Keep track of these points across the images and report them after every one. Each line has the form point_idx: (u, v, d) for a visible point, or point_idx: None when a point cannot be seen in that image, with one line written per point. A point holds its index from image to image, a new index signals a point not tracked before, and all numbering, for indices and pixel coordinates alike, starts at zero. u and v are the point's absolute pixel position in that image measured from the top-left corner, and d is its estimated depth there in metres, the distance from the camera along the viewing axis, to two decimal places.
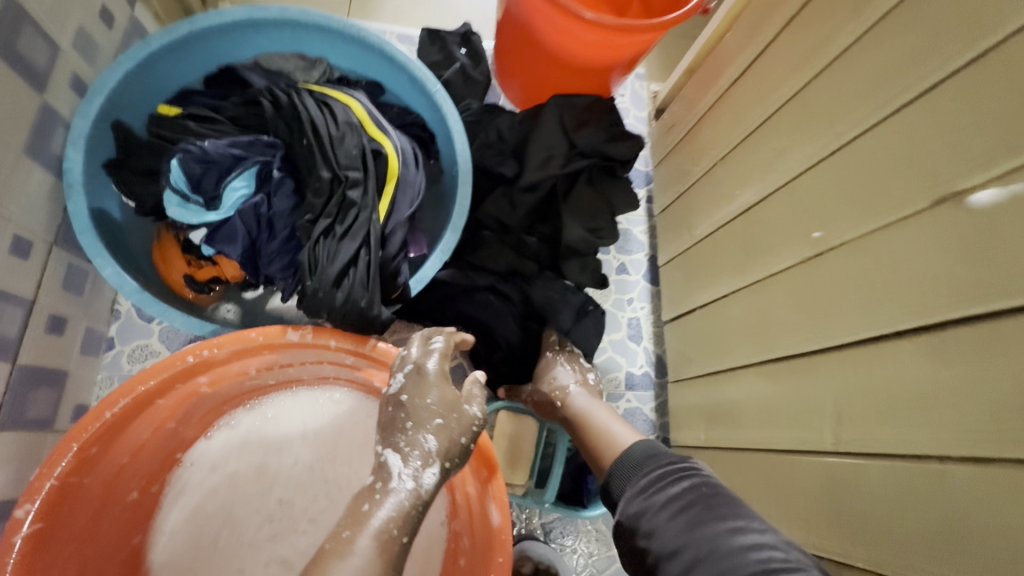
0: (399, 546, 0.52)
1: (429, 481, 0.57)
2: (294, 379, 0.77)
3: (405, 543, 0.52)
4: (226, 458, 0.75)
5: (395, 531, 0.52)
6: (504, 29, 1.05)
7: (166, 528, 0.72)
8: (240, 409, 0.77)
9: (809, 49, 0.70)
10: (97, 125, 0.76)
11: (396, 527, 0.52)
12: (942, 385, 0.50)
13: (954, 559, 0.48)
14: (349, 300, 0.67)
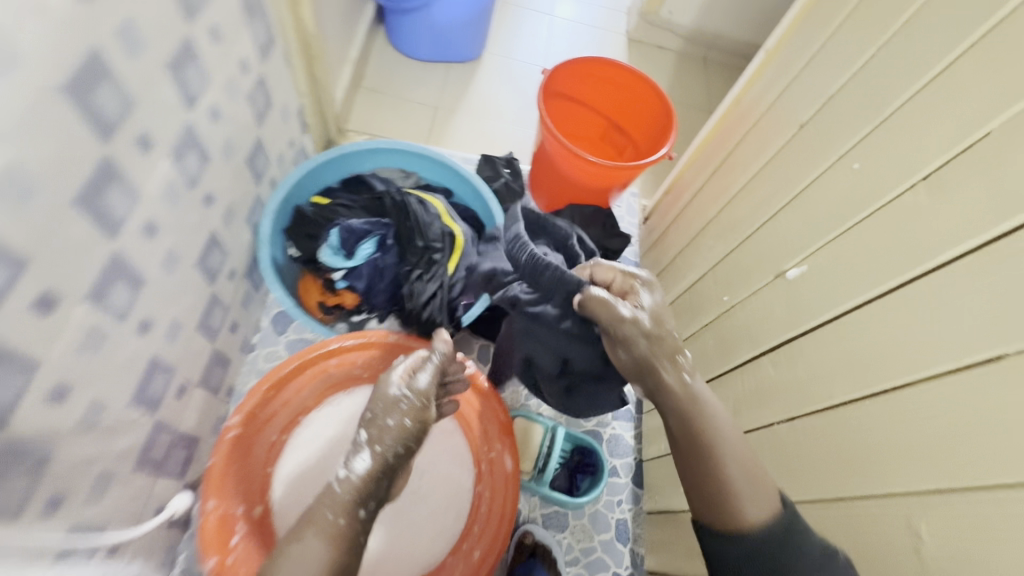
0: (336, 523, 0.73)
1: (360, 467, 0.77)
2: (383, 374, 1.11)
3: (340, 521, 0.73)
4: (333, 425, 1.06)
5: (333, 515, 0.73)
6: (537, 159, 1.54)
7: (287, 469, 1.01)
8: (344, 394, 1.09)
9: (724, 187, 1.14)
10: (280, 206, 1.21)
11: (334, 512, 0.74)
12: (782, 380, 0.85)
13: (797, 482, 0.80)
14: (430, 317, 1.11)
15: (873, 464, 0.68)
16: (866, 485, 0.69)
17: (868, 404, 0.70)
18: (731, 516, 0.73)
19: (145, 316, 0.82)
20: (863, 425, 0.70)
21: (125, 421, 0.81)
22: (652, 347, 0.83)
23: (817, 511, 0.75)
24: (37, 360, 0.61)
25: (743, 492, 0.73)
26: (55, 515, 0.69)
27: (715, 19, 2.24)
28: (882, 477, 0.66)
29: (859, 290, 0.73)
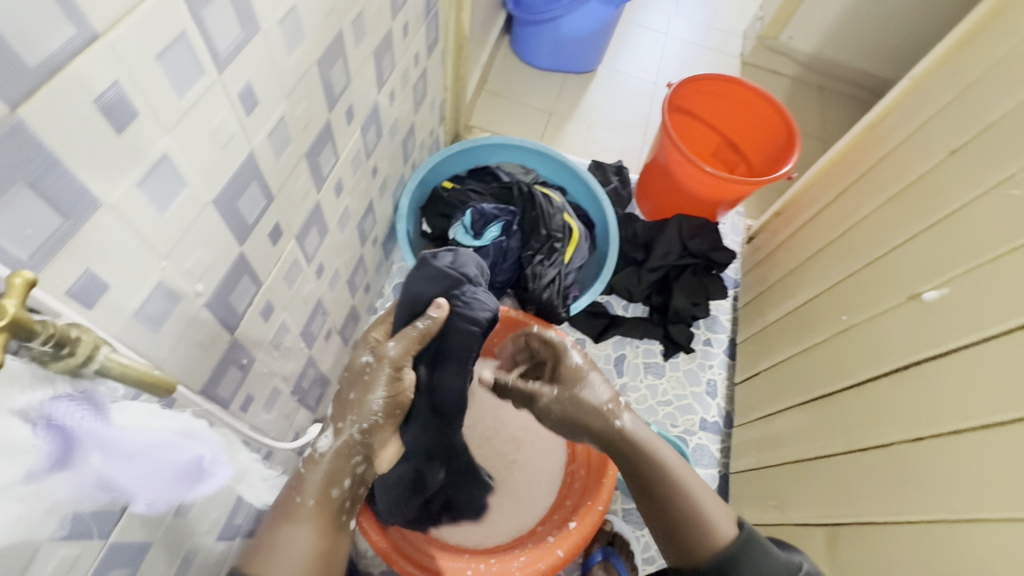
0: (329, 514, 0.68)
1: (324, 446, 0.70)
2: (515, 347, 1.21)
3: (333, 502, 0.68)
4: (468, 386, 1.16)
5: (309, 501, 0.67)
6: (648, 168, 1.59)
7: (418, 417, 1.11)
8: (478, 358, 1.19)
9: (852, 209, 1.13)
10: (418, 186, 1.34)
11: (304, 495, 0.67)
12: (902, 400, 0.84)
13: (900, 498, 0.79)
14: (549, 300, 1.20)
15: (994, 487, 0.66)
16: (984, 508, 0.67)
17: (1001, 428, 0.68)
18: (697, 541, 0.72)
19: (320, 263, 0.95)
20: (993, 449, 0.68)
21: (293, 349, 0.95)
22: (573, 396, 0.84)
23: (892, 546, 0.79)
24: (262, 280, 0.75)
25: (707, 513, 0.73)
26: (244, 414, 0.82)
27: (840, 47, 2.19)
28: (1001, 500, 0.65)
29: (1004, 314, 0.72)
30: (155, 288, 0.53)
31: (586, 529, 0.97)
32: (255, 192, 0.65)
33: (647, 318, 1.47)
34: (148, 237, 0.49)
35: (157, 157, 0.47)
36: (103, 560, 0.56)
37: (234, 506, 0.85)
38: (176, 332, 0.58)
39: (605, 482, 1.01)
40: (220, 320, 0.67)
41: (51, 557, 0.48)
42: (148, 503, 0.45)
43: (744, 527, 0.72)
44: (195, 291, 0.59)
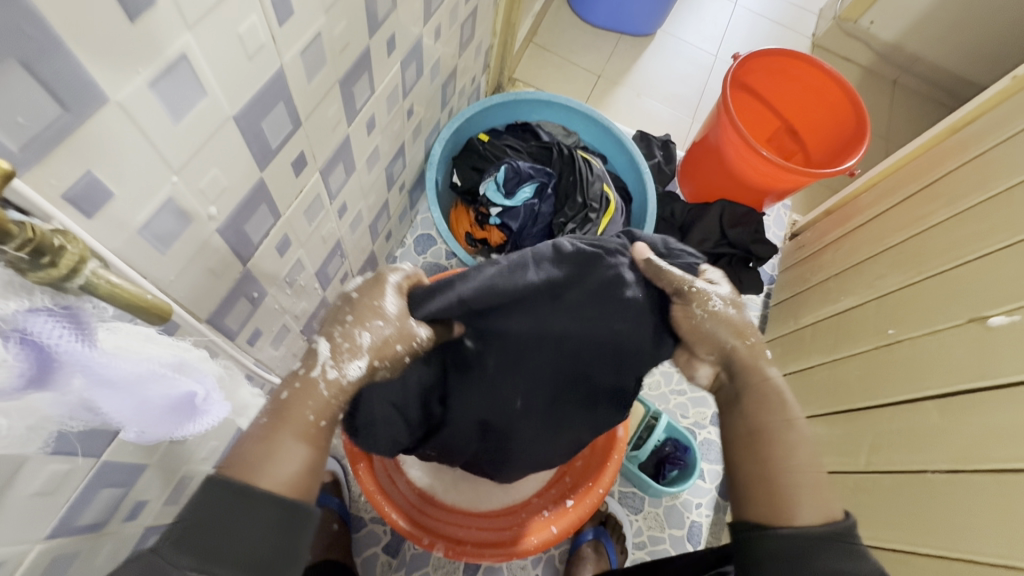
0: (315, 429, 0.54)
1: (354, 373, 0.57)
2: None
3: (320, 428, 0.54)
4: None
5: (315, 417, 0.54)
6: (697, 145, 1.48)
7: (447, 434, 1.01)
8: None
9: (917, 217, 1.04)
10: (452, 135, 1.27)
11: (315, 412, 0.54)
12: (944, 428, 0.78)
13: (930, 531, 0.75)
14: None
15: None
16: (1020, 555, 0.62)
17: None
18: (796, 507, 0.56)
19: (343, 202, 0.90)
20: None
21: (307, 289, 0.91)
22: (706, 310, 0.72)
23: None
24: (281, 212, 0.70)
25: (808, 485, 0.58)
26: (250, 347, 0.79)
27: (925, 38, 1.99)
28: None
29: None
30: (164, 205, 0.48)
31: (584, 510, 0.95)
32: (281, 115, 0.60)
33: None
34: (160, 148, 0.45)
35: (176, 57, 0.42)
36: (94, 479, 0.54)
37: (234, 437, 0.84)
38: (186, 256, 0.55)
39: (609, 465, 0.98)
40: (233, 248, 0.63)
41: (38, 472, 0.47)
42: (138, 434, 0.42)
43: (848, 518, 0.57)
44: (208, 214, 0.55)
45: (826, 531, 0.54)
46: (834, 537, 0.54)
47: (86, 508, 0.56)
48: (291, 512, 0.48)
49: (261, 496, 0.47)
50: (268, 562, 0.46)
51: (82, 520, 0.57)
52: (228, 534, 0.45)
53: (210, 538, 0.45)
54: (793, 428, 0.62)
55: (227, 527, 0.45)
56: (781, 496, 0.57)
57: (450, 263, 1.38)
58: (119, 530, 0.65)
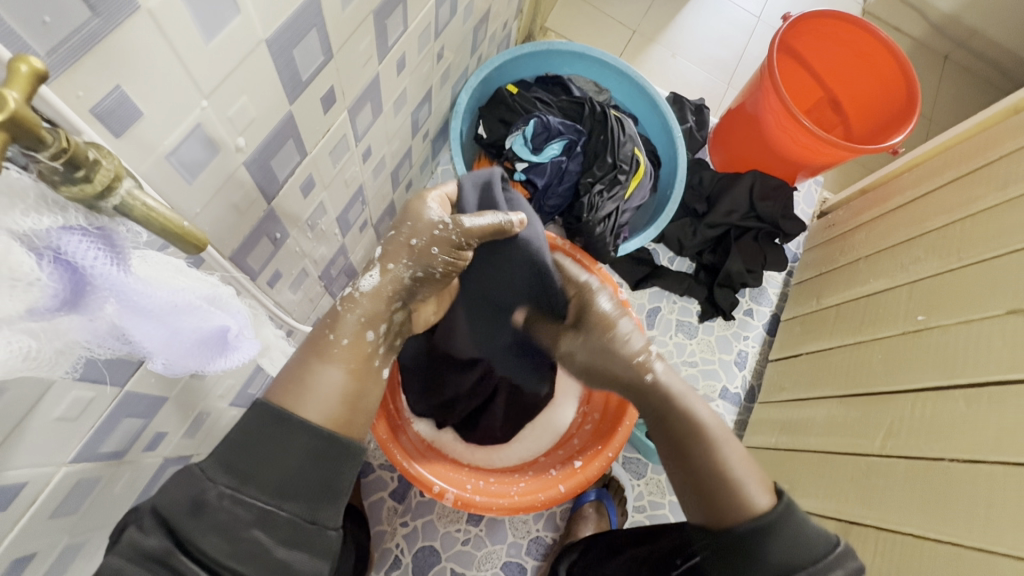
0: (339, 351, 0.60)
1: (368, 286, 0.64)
2: None
3: (342, 347, 0.61)
4: None
5: (336, 336, 0.61)
6: (734, 112, 1.41)
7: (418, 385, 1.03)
8: None
9: (962, 201, 1.00)
10: (479, 83, 1.21)
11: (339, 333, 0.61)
12: (969, 419, 0.77)
13: (943, 519, 0.75)
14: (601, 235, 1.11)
15: None
16: None
17: None
18: (736, 504, 0.64)
19: (368, 146, 0.87)
20: None
21: (327, 234, 0.89)
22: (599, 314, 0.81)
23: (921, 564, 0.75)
24: (307, 150, 0.67)
25: (743, 479, 0.66)
26: (270, 289, 0.78)
27: (986, 11, 1.86)
28: None
29: None
30: (192, 131, 0.46)
31: (591, 472, 0.95)
32: (314, 44, 0.56)
33: (692, 275, 1.37)
34: (191, 69, 0.42)
35: None
36: (117, 407, 0.54)
37: (251, 377, 0.85)
38: (213, 188, 0.53)
39: (620, 429, 0.97)
40: (259, 185, 0.60)
41: (64, 396, 0.46)
42: (169, 365, 0.42)
43: (783, 497, 0.64)
44: (236, 145, 0.52)
45: (760, 521, 0.62)
46: (774, 524, 0.61)
47: (109, 435, 0.56)
48: (328, 445, 0.53)
49: (300, 428, 0.53)
50: (297, 491, 0.50)
51: (106, 446, 0.57)
52: (256, 465, 0.50)
53: (249, 464, 0.50)
54: (712, 433, 0.70)
55: (264, 456, 0.50)
56: (722, 497, 0.65)
57: None
58: (139, 459, 0.65)
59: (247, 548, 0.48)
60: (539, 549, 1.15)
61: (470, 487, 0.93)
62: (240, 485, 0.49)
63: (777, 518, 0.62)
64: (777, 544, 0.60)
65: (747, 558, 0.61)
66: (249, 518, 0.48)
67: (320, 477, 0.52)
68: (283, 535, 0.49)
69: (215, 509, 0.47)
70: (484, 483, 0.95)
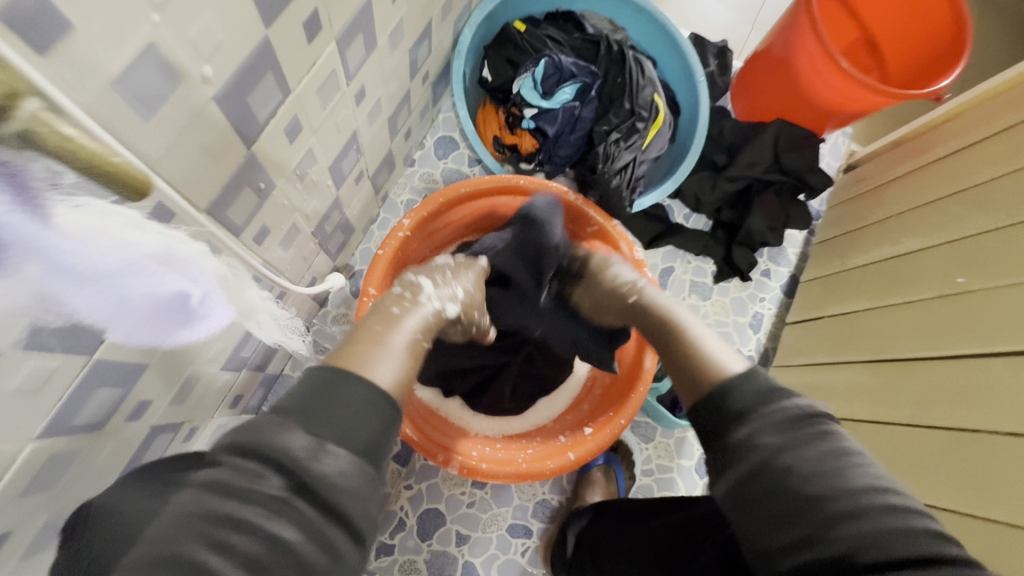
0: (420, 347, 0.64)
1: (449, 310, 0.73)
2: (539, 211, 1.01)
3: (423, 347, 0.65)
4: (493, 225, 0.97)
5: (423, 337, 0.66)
6: (761, 55, 1.28)
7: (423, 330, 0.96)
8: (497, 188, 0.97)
9: (1011, 151, 0.90)
10: (484, 18, 1.09)
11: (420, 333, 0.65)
12: (1011, 388, 0.72)
13: (976, 492, 0.71)
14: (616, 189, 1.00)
15: None
16: None
17: None
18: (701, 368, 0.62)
19: (361, 85, 0.77)
20: None
21: (319, 186, 0.82)
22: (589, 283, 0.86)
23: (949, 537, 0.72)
24: (290, 87, 0.59)
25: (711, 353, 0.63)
26: (258, 246, 0.72)
27: None
28: None
29: None
30: (144, 55, 0.38)
31: (602, 439, 0.91)
32: None
33: (709, 233, 1.29)
34: None
35: None
36: (88, 377, 0.49)
37: (241, 341, 0.79)
38: (177, 127, 0.45)
39: (634, 396, 0.92)
40: (234, 126, 0.52)
41: (17, 367, 0.41)
42: None
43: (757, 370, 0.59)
44: (201, 76, 0.44)
45: (740, 385, 0.56)
46: (759, 394, 0.54)
47: (83, 406, 0.51)
48: (386, 409, 0.52)
49: (363, 387, 0.52)
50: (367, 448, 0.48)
51: (80, 418, 0.52)
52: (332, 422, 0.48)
53: (324, 415, 0.48)
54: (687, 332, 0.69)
55: (337, 409, 0.49)
56: (692, 370, 0.62)
57: (472, 171, 1.26)
58: (123, 429, 0.61)
59: (330, 497, 0.44)
60: (546, 512, 1.13)
61: (477, 454, 0.90)
62: (327, 436, 0.47)
63: (743, 380, 0.56)
64: (767, 409, 0.53)
65: (737, 425, 0.53)
66: (335, 464, 0.46)
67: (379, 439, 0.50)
68: (361, 486, 0.47)
69: (305, 461, 0.44)
70: (490, 450, 0.92)
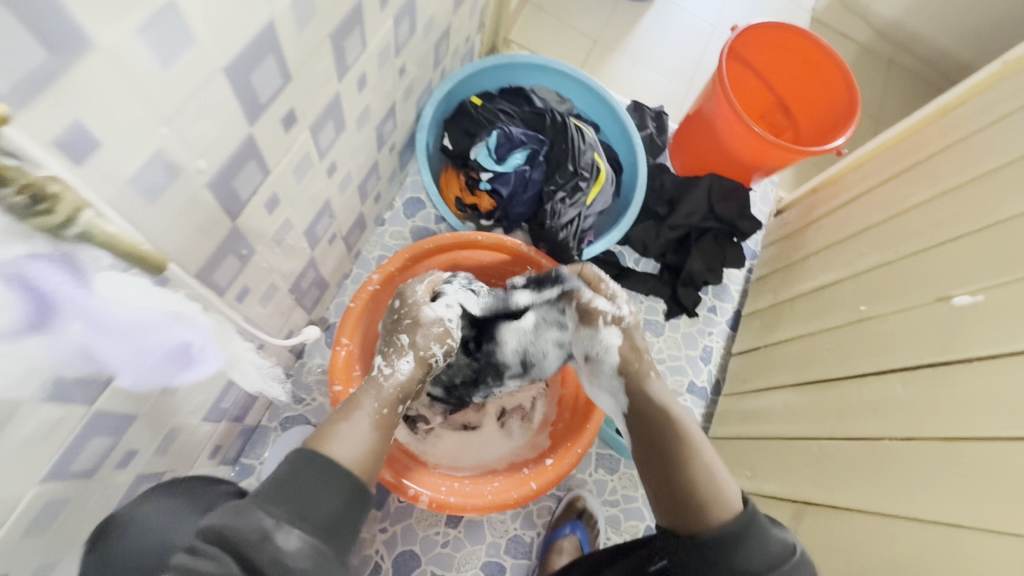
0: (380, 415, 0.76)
1: (405, 368, 0.83)
2: (501, 264, 1.14)
3: (384, 414, 0.76)
4: None
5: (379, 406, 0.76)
6: (689, 118, 1.46)
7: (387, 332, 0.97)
8: (462, 252, 1.11)
9: (899, 198, 1.06)
10: (444, 96, 1.22)
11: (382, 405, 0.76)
12: (908, 399, 0.84)
13: (877, 493, 0.83)
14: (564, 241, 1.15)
15: (976, 506, 0.68)
16: (967, 518, 0.69)
17: (1009, 446, 0.67)
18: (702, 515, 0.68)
19: (333, 160, 0.88)
20: (993, 467, 0.68)
21: (295, 249, 0.91)
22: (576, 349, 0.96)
23: (868, 536, 0.81)
24: (270, 169, 0.69)
25: (716, 470, 0.73)
26: (238, 305, 0.79)
27: (927, 15, 1.82)
28: (976, 510, 0.68)
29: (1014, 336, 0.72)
30: (152, 158, 0.48)
31: (562, 468, 0.99)
32: (271, 69, 0.58)
33: (657, 275, 1.43)
34: (146, 94, 0.44)
35: (163, 3, 0.40)
36: (87, 424, 0.57)
37: (223, 393, 0.87)
38: (174, 209, 0.54)
39: (588, 427, 1.02)
40: (221, 204, 0.62)
41: (34, 417, 0.48)
42: (133, 378, 0.57)
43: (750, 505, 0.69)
44: (197, 168, 0.54)
45: (721, 531, 0.66)
46: (739, 532, 0.65)
47: (79, 453, 0.59)
48: (355, 492, 0.63)
49: (328, 478, 0.61)
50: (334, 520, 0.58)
51: (77, 464, 0.60)
52: (338, 488, 0.61)
53: (311, 491, 0.59)
54: (696, 446, 0.76)
55: (312, 491, 0.59)
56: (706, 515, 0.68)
57: (439, 228, 1.37)
58: (110, 476, 0.68)
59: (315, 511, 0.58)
60: (519, 548, 1.20)
61: (445, 488, 0.96)
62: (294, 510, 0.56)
63: (755, 528, 0.66)
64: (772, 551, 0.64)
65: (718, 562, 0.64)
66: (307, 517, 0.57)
67: (339, 498, 0.60)
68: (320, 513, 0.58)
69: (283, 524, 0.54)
70: (459, 484, 0.98)
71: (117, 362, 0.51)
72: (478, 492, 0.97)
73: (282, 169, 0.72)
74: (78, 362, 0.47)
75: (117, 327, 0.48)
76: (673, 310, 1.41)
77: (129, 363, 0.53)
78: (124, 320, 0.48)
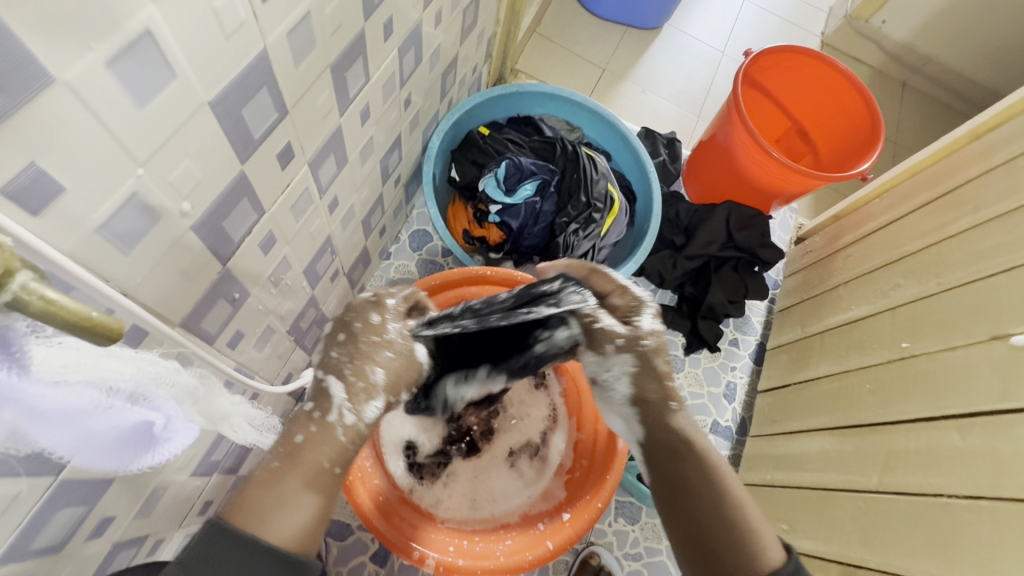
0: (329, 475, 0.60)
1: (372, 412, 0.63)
2: None
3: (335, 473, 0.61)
4: None
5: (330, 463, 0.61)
6: (704, 144, 1.41)
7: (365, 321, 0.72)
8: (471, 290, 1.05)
9: (935, 226, 1.00)
10: (451, 126, 1.19)
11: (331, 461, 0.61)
12: (968, 450, 0.76)
13: (939, 557, 0.74)
14: None
15: None
16: None
17: None
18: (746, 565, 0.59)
19: (334, 196, 0.84)
20: None
21: (294, 288, 0.86)
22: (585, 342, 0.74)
23: None
24: (265, 208, 0.64)
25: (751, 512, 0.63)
26: (230, 352, 0.74)
27: (941, 38, 1.79)
28: None
29: None
30: (128, 201, 0.43)
31: (581, 525, 0.91)
32: (265, 102, 0.53)
33: (674, 308, 1.36)
34: (119, 135, 0.39)
35: (138, 32, 0.36)
36: (52, 497, 0.51)
37: (213, 444, 0.81)
38: (156, 256, 0.49)
39: (609, 478, 0.93)
40: (210, 247, 0.57)
41: None
42: (90, 463, 0.43)
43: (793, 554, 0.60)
44: (180, 210, 0.49)
45: None
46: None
47: (44, 527, 0.53)
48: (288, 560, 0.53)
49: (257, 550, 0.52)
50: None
51: (40, 541, 0.53)
52: (258, 562, 0.51)
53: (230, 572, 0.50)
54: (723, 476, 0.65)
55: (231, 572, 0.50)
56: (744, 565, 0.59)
57: (446, 261, 1.32)
58: (81, 549, 0.61)
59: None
60: None
61: (453, 549, 0.87)
62: None
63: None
64: None
65: None
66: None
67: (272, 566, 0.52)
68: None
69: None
70: (467, 543, 0.89)
71: (59, 449, 0.39)
72: (486, 552, 0.88)
73: (278, 208, 0.67)
74: (6, 442, 0.36)
75: (56, 414, 0.36)
76: (692, 344, 1.33)
77: (81, 450, 0.40)
78: (63, 406, 0.36)
